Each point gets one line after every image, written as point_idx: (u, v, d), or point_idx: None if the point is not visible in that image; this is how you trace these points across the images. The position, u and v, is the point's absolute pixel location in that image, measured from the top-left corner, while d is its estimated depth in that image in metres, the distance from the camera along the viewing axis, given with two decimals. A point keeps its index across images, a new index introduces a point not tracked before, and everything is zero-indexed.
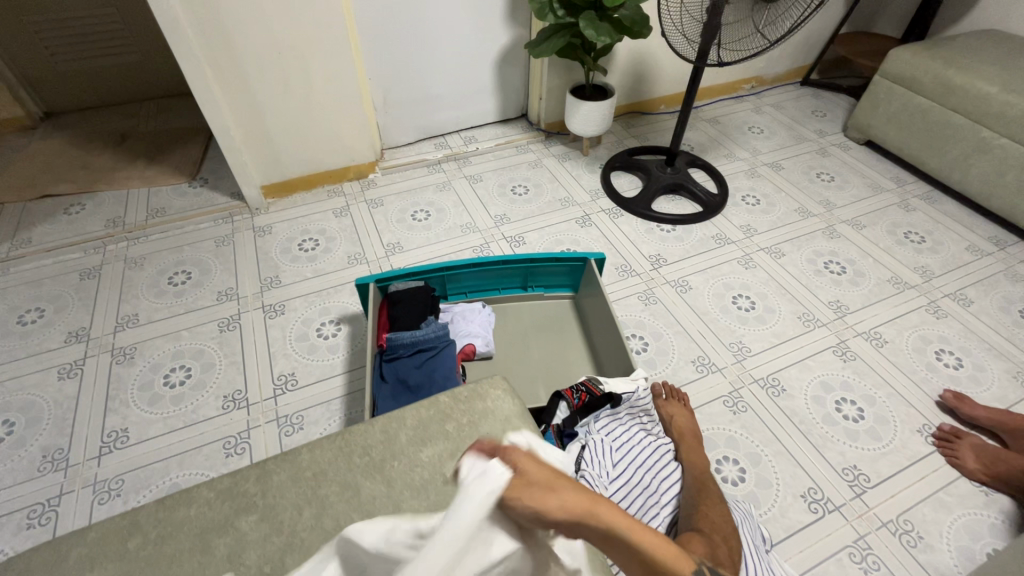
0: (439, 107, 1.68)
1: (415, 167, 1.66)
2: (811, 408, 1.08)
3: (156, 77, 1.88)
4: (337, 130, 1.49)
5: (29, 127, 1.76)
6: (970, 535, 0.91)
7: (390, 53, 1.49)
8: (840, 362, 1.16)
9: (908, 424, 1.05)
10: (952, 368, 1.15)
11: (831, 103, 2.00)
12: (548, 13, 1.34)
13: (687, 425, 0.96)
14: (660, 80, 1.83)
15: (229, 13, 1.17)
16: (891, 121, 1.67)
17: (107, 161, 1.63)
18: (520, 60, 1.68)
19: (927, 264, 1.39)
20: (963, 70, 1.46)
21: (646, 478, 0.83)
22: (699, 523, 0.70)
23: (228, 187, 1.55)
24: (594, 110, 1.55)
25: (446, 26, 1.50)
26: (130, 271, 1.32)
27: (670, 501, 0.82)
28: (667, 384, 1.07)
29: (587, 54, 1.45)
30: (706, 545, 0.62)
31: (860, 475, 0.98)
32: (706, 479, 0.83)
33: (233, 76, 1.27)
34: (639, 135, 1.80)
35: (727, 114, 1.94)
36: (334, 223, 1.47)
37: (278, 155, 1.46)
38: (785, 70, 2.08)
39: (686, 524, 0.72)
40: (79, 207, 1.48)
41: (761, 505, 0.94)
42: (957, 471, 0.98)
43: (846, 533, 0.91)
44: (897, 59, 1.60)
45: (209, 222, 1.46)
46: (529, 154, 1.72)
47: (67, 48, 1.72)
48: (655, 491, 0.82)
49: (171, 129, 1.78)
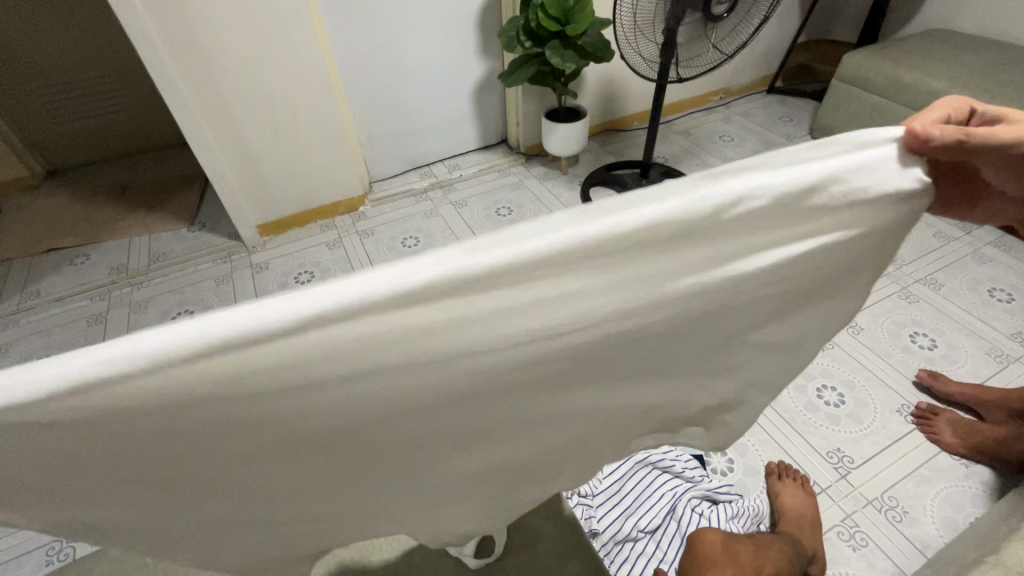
0: (423, 138, 1.77)
1: (402, 198, 1.73)
2: (794, 397, 1.12)
3: (155, 130, 1.98)
4: (328, 169, 1.57)
5: (33, 185, 1.85)
6: (953, 506, 0.94)
7: (373, 91, 1.58)
8: (819, 350, 1.21)
9: (887, 405, 1.10)
10: (927, 349, 1.20)
11: (797, 108, 2.09)
12: (515, 45, 1.43)
13: (795, 506, 0.91)
14: (630, 98, 1.93)
15: (220, 66, 1.25)
16: (852, 121, 1.75)
17: (110, 213, 1.70)
18: (496, 90, 1.78)
19: (896, 252, 1.45)
20: (912, 68, 1.55)
21: (635, 487, 0.84)
22: (740, 549, 0.73)
23: (225, 228, 1.62)
24: (569, 131, 1.63)
25: (424, 61, 1.59)
26: (136, 313, 1.39)
27: (664, 504, 0.84)
28: (780, 461, 1.00)
29: (558, 80, 1.54)
30: (721, 531, 0.75)
31: (844, 457, 1.02)
32: (710, 491, 0.88)
33: (225, 123, 1.35)
34: (615, 152, 1.88)
35: (697, 126, 2.03)
36: (327, 255, 1.53)
37: (271, 195, 1.53)
38: (750, 80, 2.18)
39: (727, 538, 0.74)
40: (84, 257, 1.55)
41: (749, 493, 0.98)
42: (938, 446, 1.02)
43: (833, 514, 0.94)
44: (850, 62, 1.69)
45: (209, 263, 1.52)
46: (511, 176, 1.80)
47: (69, 109, 1.82)
48: (644, 498, 0.83)
49: (170, 178, 1.86)
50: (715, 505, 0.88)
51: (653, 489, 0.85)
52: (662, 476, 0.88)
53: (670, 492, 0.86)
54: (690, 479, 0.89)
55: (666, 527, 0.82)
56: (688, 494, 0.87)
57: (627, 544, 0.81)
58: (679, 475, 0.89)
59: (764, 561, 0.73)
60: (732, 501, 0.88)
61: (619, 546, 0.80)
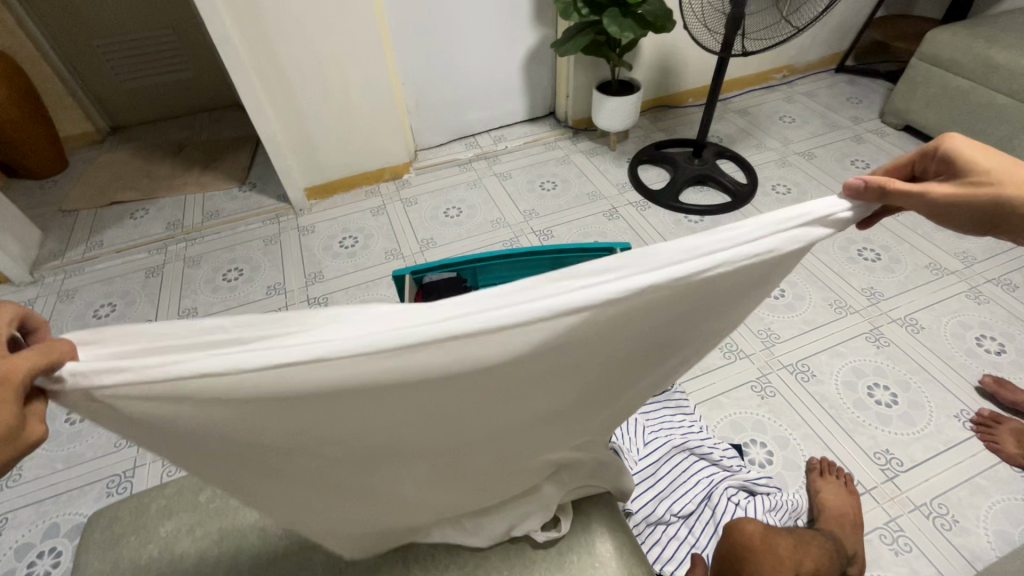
0: (470, 108, 1.75)
1: (446, 167, 1.73)
2: (842, 393, 1.08)
3: (210, 90, 2.03)
4: (376, 135, 1.57)
5: (98, 140, 1.93)
6: (1009, 519, 0.89)
7: (423, 56, 1.56)
8: (872, 347, 1.15)
9: (944, 409, 1.04)
10: (994, 354, 1.12)
11: (868, 89, 1.95)
12: (571, 13, 1.38)
13: (839, 506, 0.87)
14: (687, 73, 1.84)
15: (275, 26, 1.25)
16: (929, 104, 1.62)
17: (167, 169, 1.77)
18: (547, 59, 1.73)
19: (969, 249, 1.35)
20: (1006, 49, 1.41)
21: (671, 470, 0.83)
22: (777, 539, 0.71)
23: (274, 190, 1.66)
24: (621, 104, 1.57)
25: (477, 28, 1.56)
26: (190, 268, 1.44)
27: (698, 492, 0.83)
28: (823, 458, 0.97)
29: (613, 50, 1.48)
30: (759, 523, 0.73)
31: (892, 459, 0.97)
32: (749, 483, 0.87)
33: (279, 86, 1.36)
34: (666, 129, 1.81)
35: (757, 105, 1.92)
36: (371, 222, 1.55)
37: (319, 159, 1.55)
38: (818, 58, 2.04)
39: (763, 527, 0.73)
40: (143, 212, 1.62)
41: (788, 487, 0.95)
42: (997, 456, 0.96)
43: (876, 515, 0.91)
44: (935, 40, 1.56)
45: (258, 223, 1.57)
46: (557, 150, 1.76)
47: (131, 67, 1.88)
48: (678, 482, 0.82)
49: (223, 138, 1.91)
50: (753, 496, 0.86)
51: (689, 475, 0.84)
52: (699, 463, 0.87)
53: (706, 479, 0.84)
54: (729, 468, 0.88)
55: (701, 514, 0.82)
56: (725, 482, 0.85)
57: (659, 526, 0.80)
58: (717, 463, 0.88)
59: (803, 557, 0.71)
60: (770, 493, 0.86)
61: (651, 527, 0.80)
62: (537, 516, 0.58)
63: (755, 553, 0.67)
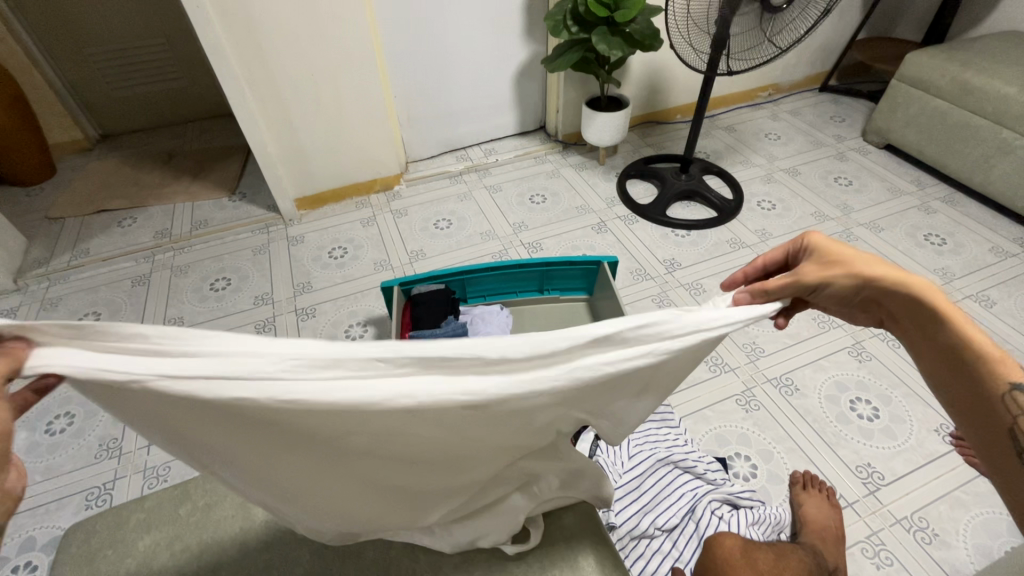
0: (461, 121, 1.77)
1: (436, 179, 1.74)
2: (825, 407, 1.09)
3: (202, 99, 2.03)
4: (368, 147, 1.59)
5: (87, 148, 1.93)
6: (988, 534, 0.90)
7: (414, 71, 1.58)
8: (855, 362, 1.17)
9: (924, 424, 1.05)
10: None
11: (850, 108, 2.00)
12: (561, 30, 1.40)
13: (822, 520, 0.88)
14: (675, 90, 1.88)
15: (268, 38, 1.27)
16: (909, 124, 1.67)
17: (156, 178, 1.76)
18: (538, 75, 1.76)
19: (947, 265, 1.38)
20: (981, 72, 1.46)
21: (655, 484, 0.83)
22: (759, 553, 0.72)
23: (264, 200, 1.66)
24: (609, 120, 1.59)
25: (468, 44, 1.58)
26: (177, 277, 1.44)
27: (680, 506, 0.83)
28: (807, 472, 0.97)
29: (601, 67, 1.50)
30: (740, 537, 0.74)
31: (874, 473, 0.99)
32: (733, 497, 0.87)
33: (271, 98, 1.37)
34: (655, 144, 1.84)
35: (744, 122, 1.96)
36: (361, 233, 1.55)
37: (310, 170, 1.56)
38: (802, 77, 2.09)
39: (744, 541, 0.73)
40: (131, 220, 1.61)
41: (771, 501, 0.96)
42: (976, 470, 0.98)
43: (858, 529, 0.92)
44: (913, 62, 1.60)
45: (247, 233, 1.56)
46: (547, 164, 1.78)
47: (122, 75, 1.88)
48: (661, 496, 0.83)
49: (214, 147, 1.91)
50: (737, 510, 0.86)
51: (673, 488, 0.84)
52: (683, 476, 0.87)
53: (690, 493, 0.85)
54: (713, 481, 0.88)
55: (684, 527, 0.82)
56: (709, 496, 0.86)
57: (643, 540, 0.80)
58: (701, 476, 0.88)
59: (783, 572, 0.71)
60: (753, 507, 0.87)
61: (635, 541, 0.80)
62: (511, 529, 0.58)
63: (736, 567, 0.68)
